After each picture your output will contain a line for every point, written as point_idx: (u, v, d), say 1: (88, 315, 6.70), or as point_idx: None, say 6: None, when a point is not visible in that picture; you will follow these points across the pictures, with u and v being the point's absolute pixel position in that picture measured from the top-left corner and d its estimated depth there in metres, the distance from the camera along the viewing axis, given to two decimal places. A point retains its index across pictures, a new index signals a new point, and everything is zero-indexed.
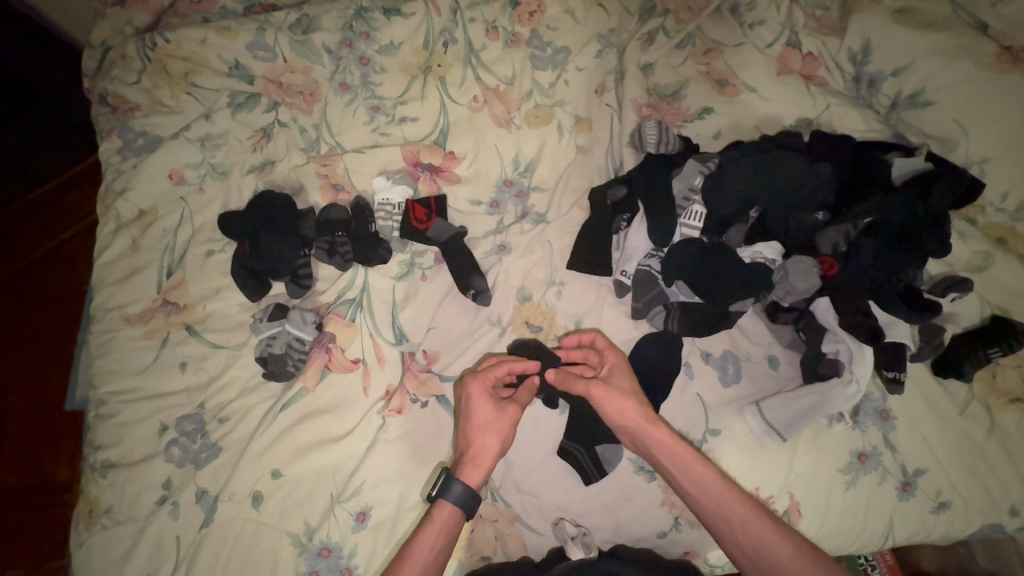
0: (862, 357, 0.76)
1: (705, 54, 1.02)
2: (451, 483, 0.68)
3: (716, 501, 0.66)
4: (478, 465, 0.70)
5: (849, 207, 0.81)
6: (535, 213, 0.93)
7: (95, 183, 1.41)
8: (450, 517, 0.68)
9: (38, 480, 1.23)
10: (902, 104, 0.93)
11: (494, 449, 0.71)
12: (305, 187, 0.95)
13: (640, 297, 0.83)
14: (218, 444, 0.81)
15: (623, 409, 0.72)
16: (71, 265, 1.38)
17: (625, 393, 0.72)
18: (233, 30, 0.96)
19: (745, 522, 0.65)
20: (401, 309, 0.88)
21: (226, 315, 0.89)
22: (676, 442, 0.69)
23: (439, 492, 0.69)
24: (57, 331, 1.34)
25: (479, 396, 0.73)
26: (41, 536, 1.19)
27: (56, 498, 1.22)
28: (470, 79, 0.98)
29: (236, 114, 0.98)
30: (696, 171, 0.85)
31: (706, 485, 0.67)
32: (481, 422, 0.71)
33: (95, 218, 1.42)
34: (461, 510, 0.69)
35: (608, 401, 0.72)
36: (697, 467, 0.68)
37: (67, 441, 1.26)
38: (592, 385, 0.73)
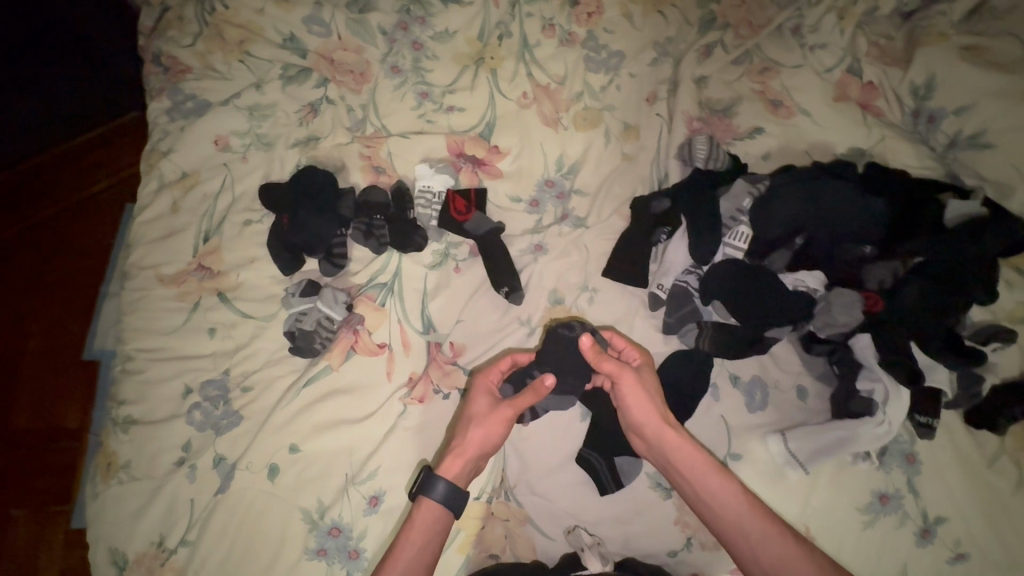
0: (898, 399, 0.73)
1: (761, 72, 1.00)
2: (429, 478, 0.69)
3: (738, 514, 0.67)
4: (459, 458, 0.71)
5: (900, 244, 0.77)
6: (575, 217, 0.91)
7: (130, 137, 1.46)
8: (433, 515, 0.69)
9: (49, 425, 1.25)
10: (961, 144, 0.91)
11: (482, 443, 0.72)
12: (346, 166, 0.95)
13: (674, 312, 0.82)
14: (239, 413, 0.81)
15: (645, 412, 0.72)
16: (96, 216, 1.41)
17: (646, 396, 0.73)
18: (291, 3, 0.97)
19: (768, 536, 0.66)
20: (431, 299, 0.88)
21: (257, 285, 0.89)
22: (696, 450, 0.70)
23: (420, 490, 0.69)
24: (80, 281, 1.36)
25: (479, 389, 0.76)
26: (48, 479, 1.22)
27: (65, 443, 1.24)
28: (522, 74, 1.00)
29: (287, 87, 0.98)
30: (745, 192, 0.82)
31: (726, 495, 0.68)
32: (473, 413, 0.74)
33: (127, 172, 1.44)
34: (444, 508, 0.69)
35: (631, 399, 0.73)
36: (717, 478, 0.68)
37: (80, 389, 1.28)
38: (619, 370, 0.73)
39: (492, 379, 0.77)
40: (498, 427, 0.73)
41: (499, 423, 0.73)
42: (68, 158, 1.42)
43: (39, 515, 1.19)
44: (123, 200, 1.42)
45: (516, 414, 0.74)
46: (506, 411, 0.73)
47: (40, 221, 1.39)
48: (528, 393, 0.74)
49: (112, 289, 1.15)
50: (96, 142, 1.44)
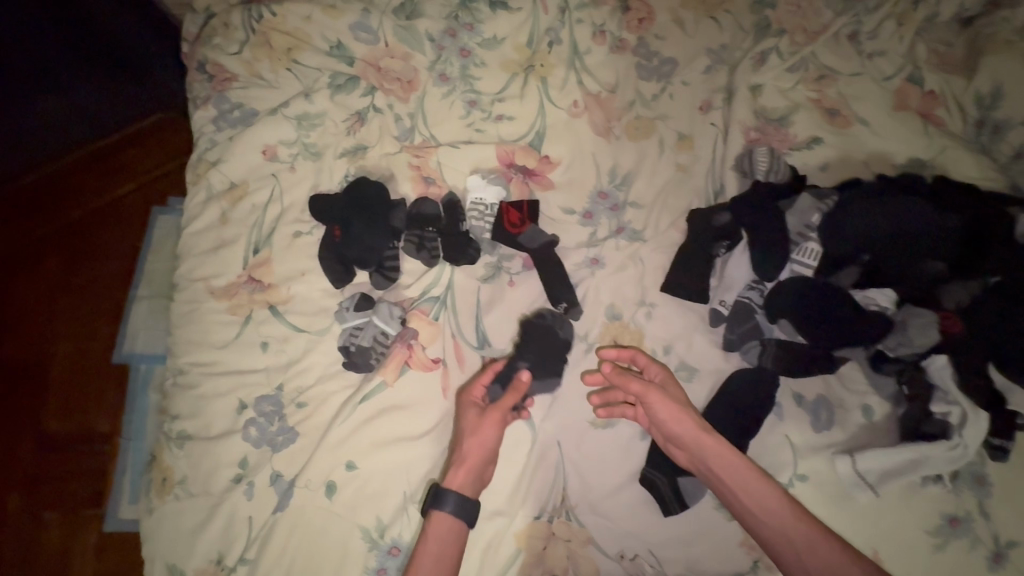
0: (976, 422, 0.71)
1: (817, 80, 0.97)
2: (438, 494, 0.68)
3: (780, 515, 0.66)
4: (464, 467, 0.71)
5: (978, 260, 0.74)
6: (631, 230, 0.89)
7: (155, 137, 1.45)
8: (447, 527, 0.68)
9: (82, 429, 1.24)
10: None
11: (480, 450, 0.72)
12: (395, 176, 0.94)
13: (735, 329, 0.81)
14: (295, 428, 0.81)
15: (682, 423, 0.71)
16: (123, 217, 1.40)
17: (679, 407, 0.72)
18: (339, 10, 0.96)
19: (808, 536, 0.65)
20: (486, 313, 0.86)
21: (309, 298, 0.88)
22: (737, 457, 0.69)
23: (431, 505, 0.69)
24: (110, 283, 1.35)
25: (466, 400, 0.77)
26: (80, 483, 1.21)
27: (97, 447, 1.23)
28: (572, 82, 0.98)
29: (335, 95, 0.96)
30: (813, 207, 0.80)
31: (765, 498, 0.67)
32: (466, 426, 0.75)
33: (153, 173, 1.43)
34: (456, 518, 0.68)
35: (667, 411, 0.72)
36: (759, 485, 0.68)
37: (111, 394, 1.27)
38: (647, 392, 0.73)
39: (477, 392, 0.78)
40: (490, 433, 0.73)
41: (492, 428, 0.74)
42: (96, 159, 1.42)
43: (72, 520, 1.18)
44: (151, 203, 1.41)
45: (506, 416, 0.75)
46: (494, 415, 0.74)
47: (68, 222, 1.39)
48: (511, 394, 0.76)
49: (139, 294, 1.25)
50: (123, 143, 1.44)
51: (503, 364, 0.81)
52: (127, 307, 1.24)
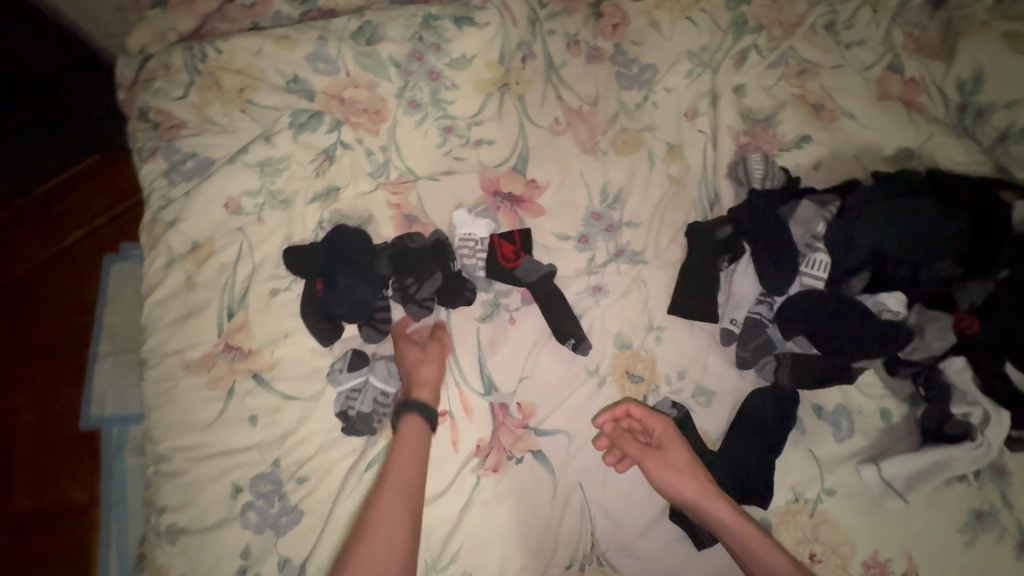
0: (999, 421, 0.71)
1: (799, 75, 0.95)
2: (406, 404, 0.72)
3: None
4: (424, 387, 0.74)
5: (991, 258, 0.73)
6: (631, 252, 0.85)
7: (102, 178, 1.31)
8: (417, 426, 0.71)
9: (54, 504, 1.14)
10: (1013, 137, 0.88)
11: (434, 376, 0.76)
12: (375, 217, 0.88)
13: (747, 346, 0.78)
14: (299, 507, 0.75)
15: (680, 489, 0.69)
16: (70, 270, 1.27)
17: (674, 469, 0.71)
18: (292, 40, 0.88)
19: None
20: (489, 356, 0.81)
21: (297, 361, 0.81)
22: (738, 521, 0.66)
23: (399, 415, 0.72)
24: (67, 345, 1.23)
25: (402, 340, 0.79)
26: (54, 563, 1.11)
27: (77, 520, 1.14)
28: (551, 98, 0.93)
29: (299, 136, 0.88)
30: (817, 216, 0.78)
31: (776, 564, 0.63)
32: (411, 361, 0.77)
33: (102, 220, 1.30)
34: (426, 419, 0.72)
35: (664, 476, 0.70)
36: (765, 549, 0.64)
37: (85, 463, 1.17)
38: (641, 455, 0.72)
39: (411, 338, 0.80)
40: (435, 365, 0.77)
41: (438, 357, 0.78)
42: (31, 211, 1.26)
43: None
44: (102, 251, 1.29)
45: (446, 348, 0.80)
46: (436, 348, 0.78)
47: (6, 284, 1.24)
48: (437, 330, 0.81)
49: (101, 351, 1.06)
50: (59, 190, 1.27)
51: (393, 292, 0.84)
52: (89, 366, 1.04)
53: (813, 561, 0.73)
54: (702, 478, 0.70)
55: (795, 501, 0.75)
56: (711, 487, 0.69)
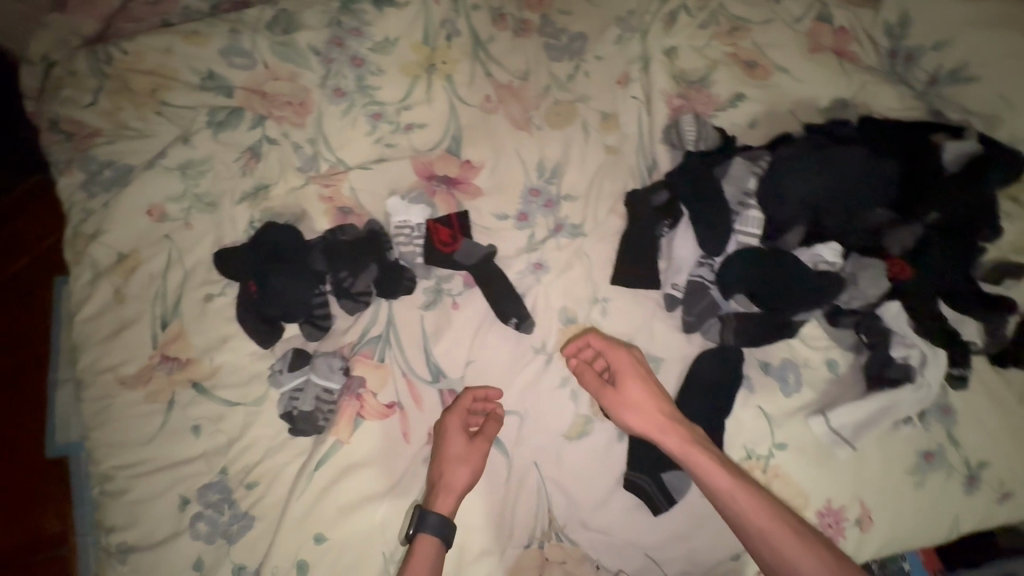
0: (935, 360, 0.72)
1: (730, 33, 0.93)
2: (422, 515, 0.68)
3: (752, 516, 0.63)
4: (448, 495, 0.70)
5: (917, 205, 0.74)
6: (570, 226, 0.84)
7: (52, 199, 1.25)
8: (430, 547, 0.67)
9: (28, 537, 1.06)
10: (943, 80, 0.88)
11: (466, 481, 0.71)
12: (308, 213, 0.85)
13: (692, 310, 0.78)
14: (249, 513, 0.73)
15: (634, 421, 0.71)
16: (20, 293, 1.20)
17: (630, 402, 0.71)
18: (203, 35, 0.85)
19: (776, 537, 0.62)
20: (434, 343, 0.80)
21: (236, 366, 0.79)
22: (689, 450, 0.68)
23: (415, 527, 0.68)
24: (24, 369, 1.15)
25: (450, 429, 0.73)
26: None
27: (52, 552, 1.05)
28: (480, 75, 0.90)
29: (218, 134, 0.85)
30: (748, 172, 0.78)
31: (734, 499, 0.64)
32: (453, 455, 0.72)
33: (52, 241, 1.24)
34: (439, 541, 0.68)
35: (620, 411, 0.72)
36: (713, 476, 0.66)
37: (58, 490, 1.09)
38: (598, 390, 0.73)
39: (460, 422, 0.74)
40: (470, 468, 0.72)
41: (476, 459, 0.72)
42: None
43: None
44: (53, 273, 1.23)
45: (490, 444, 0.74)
46: (480, 446, 0.73)
47: None
48: (488, 420, 0.75)
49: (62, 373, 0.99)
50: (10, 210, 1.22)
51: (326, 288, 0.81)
52: (48, 394, 0.97)
53: None
54: (667, 415, 0.70)
55: (748, 459, 0.75)
56: (675, 424, 0.70)
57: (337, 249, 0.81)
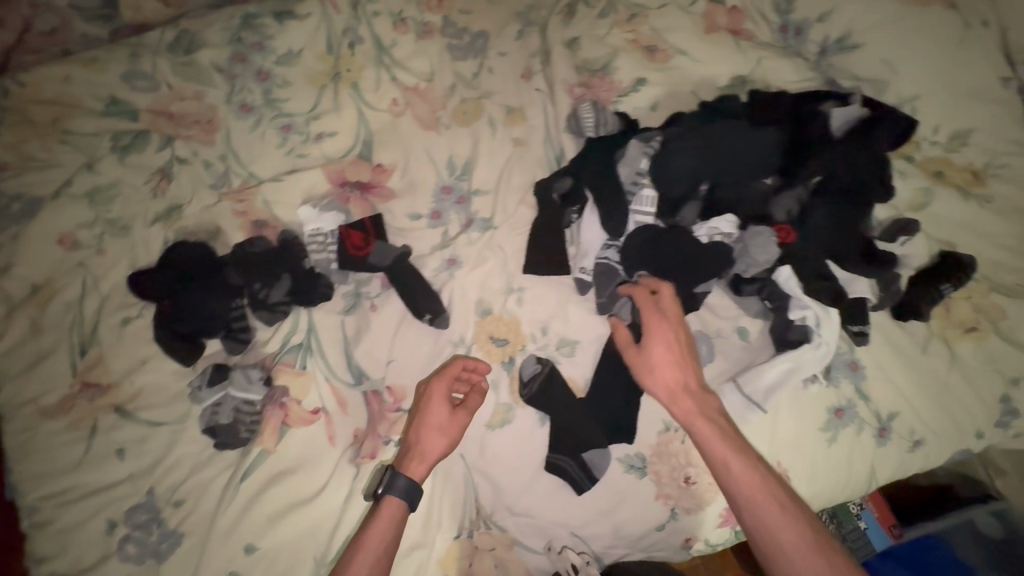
0: (828, 319, 0.76)
1: (629, 20, 0.95)
2: (392, 477, 0.68)
3: (744, 488, 0.66)
4: (421, 462, 0.70)
5: (799, 166, 0.77)
6: (480, 219, 0.86)
7: None
8: (397, 511, 0.68)
9: None
10: (831, 49, 0.92)
11: (443, 449, 0.71)
12: (223, 229, 0.86)
13: (604, 291, 0.79)
14: (178, 531, 0.73)
15: (655, 378, 0.72)
16: None
17: (654, 362, 0.73)
18: (102, 62, 0.86)
19: (762, 511, 0.65)
20: (355, 347, 0.81)
21: (158, 387, 0.79)
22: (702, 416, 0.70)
23: (384, 487, 0.69)
24: None
25: (435, 396, 0.73)
26: None
27: None
28: (386, 80, 0.91)
29: (124, 158, 0.86)
30: (641, 152, 0.80)
31: (730, 468, 0.67)
32: (434, 422, 0.72)
33: None
34: (407, 505, 0.69)
35: (643, 369, 0.73)
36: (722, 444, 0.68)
37: None
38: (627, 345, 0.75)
39: (445, 389, 0.74)
40: (448, 437, 0.72)
41: (456, 430, 0.72)
42: None
43: None
44: None
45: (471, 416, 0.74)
46: (461, 416, 0.73)
47: None
48: (472, 393, 0.75)
49: None
50: None
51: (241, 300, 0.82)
52: None
53: (688, 483, 0.76)
54: (680, 384, 0.72)
55: (666, 431, 0.77)
56: (689, 395, 0.71)
57: (250, 260, 0.82)
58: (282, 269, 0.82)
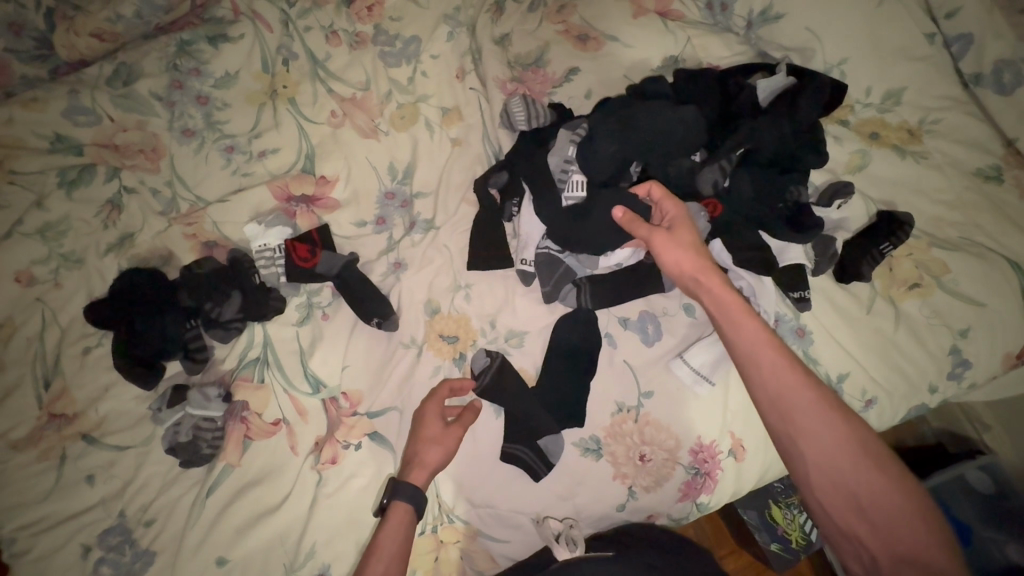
0: (764, 290, 0.79)
1: (558, 12, 0.98)
2: (397, 485, 0.69)
3: (772, 370, 0.66)
4: (421, 470, 0.71)
5: (721, 142, 0.82)
6: (422, 221, 0.88)
7: None
8: (405, 519, 0.68)
9: None
10: (757, 22, 0.93)
11: (439, 460, 0.72)
12: (174, 253, 0.88)
13: (548, 280, 0.82)
14: (150, 549, 0.75)
15: (684, 263, 0.72)
16: None
17: (683, 249, 0.72)
18: (41, 101, 0.87)
19: (787, 387, 0.65)
20: (310, 357, 0.82)
21: (122, 412, 0.82)
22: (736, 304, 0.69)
23: (389, 496, 0.69)
24: None
25: (430, 411, 0.75)
26: None
27: None
28: (323, 93, 0.93)
29: (72, 193, 0.88)
30: (568, 140, 0.83)
31: (759, 352, 0.67)
32: (429, 435, 0.73)
33: None
34: (414, 512, 0.69)
35: (669, 253, 0.73)
36: (753, 331, 0.68)
37: None
38: (653, 233, 0.73)
39: (440, 404, 0.76)
40: (447, 448, 0.73)
41: (450, 443, 0.73)
42: None
43: None
44: None
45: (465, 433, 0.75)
46: (455, 430, 0.74)
47: None
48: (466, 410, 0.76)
49: None
50: None
51: (196, 321, 0.84)
52: None
53: (644, 461, 0.77)
54: (710, 272, 0.71)
55: (619, 412, 0.78)
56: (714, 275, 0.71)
57: (201, 281, 0.84)
58: (233, 286, 0.84)
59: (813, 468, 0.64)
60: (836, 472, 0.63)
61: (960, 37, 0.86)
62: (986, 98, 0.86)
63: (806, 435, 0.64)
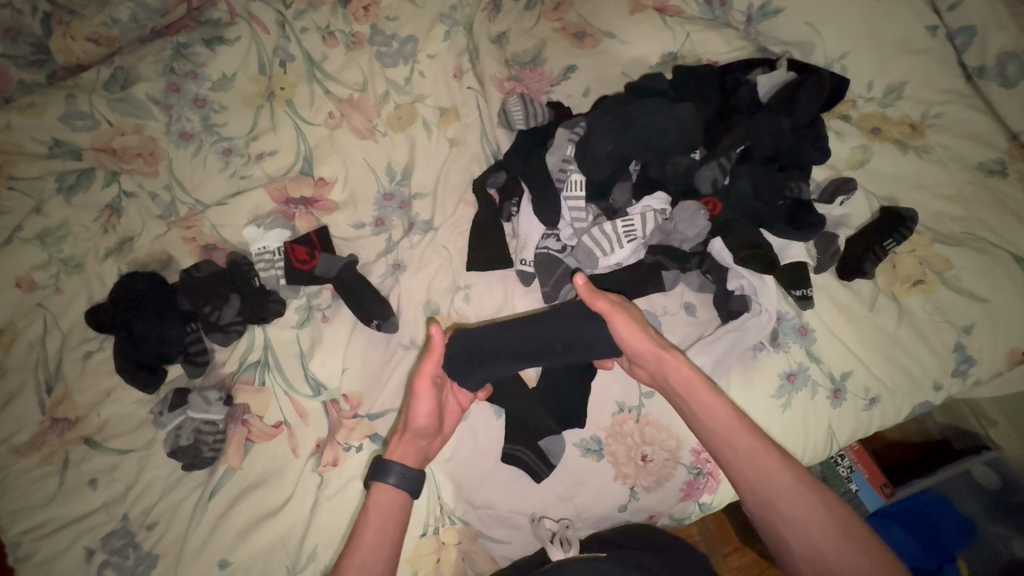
0: (765, 288, 0.78)
1: (555, 10, 0.97)
2: (381, 464, 0.66)
3: (746, 451, 0.64)
4: (404, 439, 0.69)
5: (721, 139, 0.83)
6: (421, 222, 0.88)
7: None
8: (391, 499, 0.66)
9: None
10: (756, 17, 0.92)
11: (414, 423, 0.70)
12: (174, 256, 0.88)
13: (547, 280, 0.80)
14: (153, 552, 0.75)
15: (642, 339, 0.69)
16: None
17: (640, 326, 0.69)
18: (39, 106, 0.87)
19: (759, 465, 0.63)
20: (310, 359, 0.82)
21: (124, 416, 0.82)
22: (700, 379, 0.67)
23: (373, 477, 0.66)
24: None
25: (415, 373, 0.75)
26: None
27: None
28: (320, 94, 0.93)
29: (71, 198, 0.88)
30: (566, 139, 0.82)
31: (731, 432, 0.65)
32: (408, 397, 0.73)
33: None
34: (400, 494, 0.66)
35: (625, 329, 0.69)
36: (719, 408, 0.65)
37: None
38: (612, 311, 0.69)
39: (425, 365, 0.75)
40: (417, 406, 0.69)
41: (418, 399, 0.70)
42: None
43: None
44: None
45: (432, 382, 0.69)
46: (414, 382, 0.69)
47: None
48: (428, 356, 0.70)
49: None
50: None
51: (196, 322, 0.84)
52: None
53: (646, 461, 0.77)
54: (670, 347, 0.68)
55: (620, 412, 0.78)
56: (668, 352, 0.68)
57: (199, 285, 0.84)
58: (231, 290, 0.84)
59: (797, 551, 0.61)
60: (813, 544, 0.60)
61: (963, 30, 0.85)
62: (990, 91, 0.84)
63: (779, 509, 0.62)
